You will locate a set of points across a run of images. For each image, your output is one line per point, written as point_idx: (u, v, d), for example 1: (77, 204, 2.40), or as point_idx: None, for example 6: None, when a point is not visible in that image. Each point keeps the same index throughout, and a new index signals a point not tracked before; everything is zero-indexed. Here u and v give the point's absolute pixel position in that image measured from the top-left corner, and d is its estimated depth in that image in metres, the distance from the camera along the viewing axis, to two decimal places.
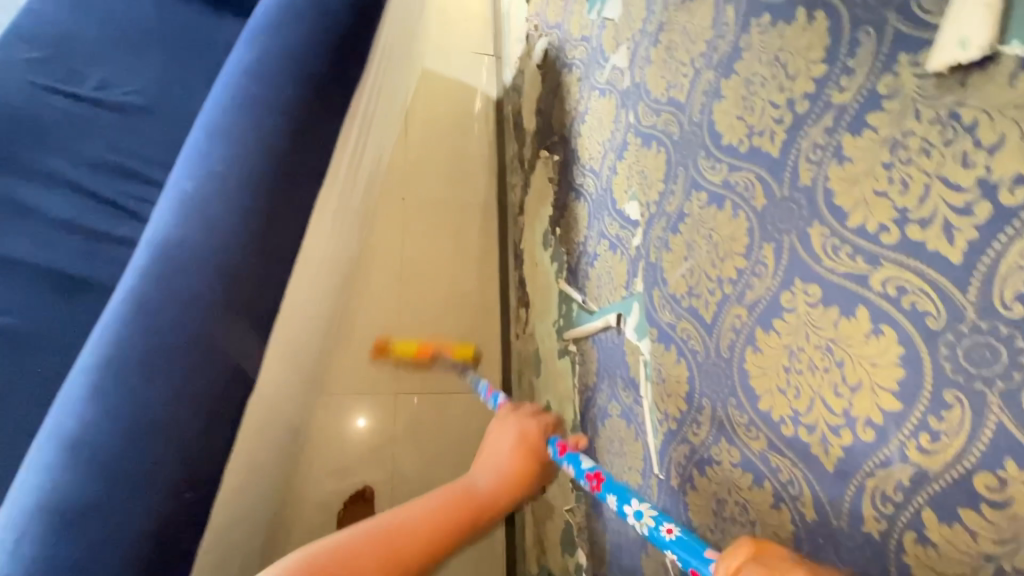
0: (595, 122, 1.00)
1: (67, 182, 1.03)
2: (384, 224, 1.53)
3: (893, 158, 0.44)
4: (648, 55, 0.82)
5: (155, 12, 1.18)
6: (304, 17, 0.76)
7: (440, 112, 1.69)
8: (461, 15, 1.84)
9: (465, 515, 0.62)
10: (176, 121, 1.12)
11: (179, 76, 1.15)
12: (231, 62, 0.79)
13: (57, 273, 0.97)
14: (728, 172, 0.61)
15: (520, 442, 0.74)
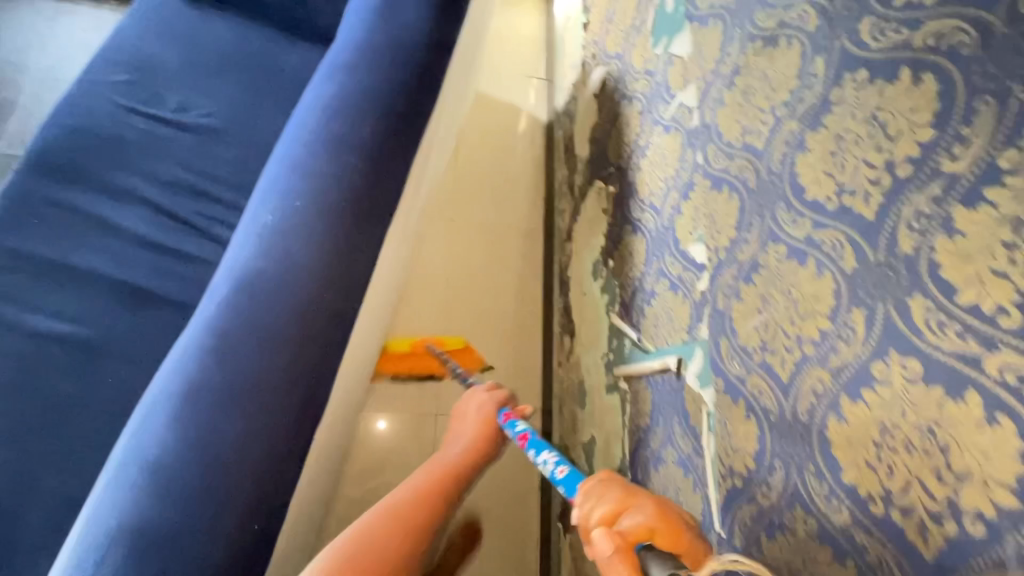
0: (658, 157, 0.99)
1: (142, 201, 1.09)
2: (432, 246, 1.57)
3: (1017, 236, 0.41)
4: (721, 97, 0.81)
5: (232, 36, 1.22)
6: (381, 55, 0.79)
7: (492, 133, 1.73)
8: (514, 38, 1.86)
9: (443, 485, 0.80)
10: (241, 141, 1.16)
11: (248, 96, 1.19)
12: (308, 97, 0.82)
13: (127, 288, 1.03)
14: (813, 227, 0.59)
15: (480, 418, 0.92)
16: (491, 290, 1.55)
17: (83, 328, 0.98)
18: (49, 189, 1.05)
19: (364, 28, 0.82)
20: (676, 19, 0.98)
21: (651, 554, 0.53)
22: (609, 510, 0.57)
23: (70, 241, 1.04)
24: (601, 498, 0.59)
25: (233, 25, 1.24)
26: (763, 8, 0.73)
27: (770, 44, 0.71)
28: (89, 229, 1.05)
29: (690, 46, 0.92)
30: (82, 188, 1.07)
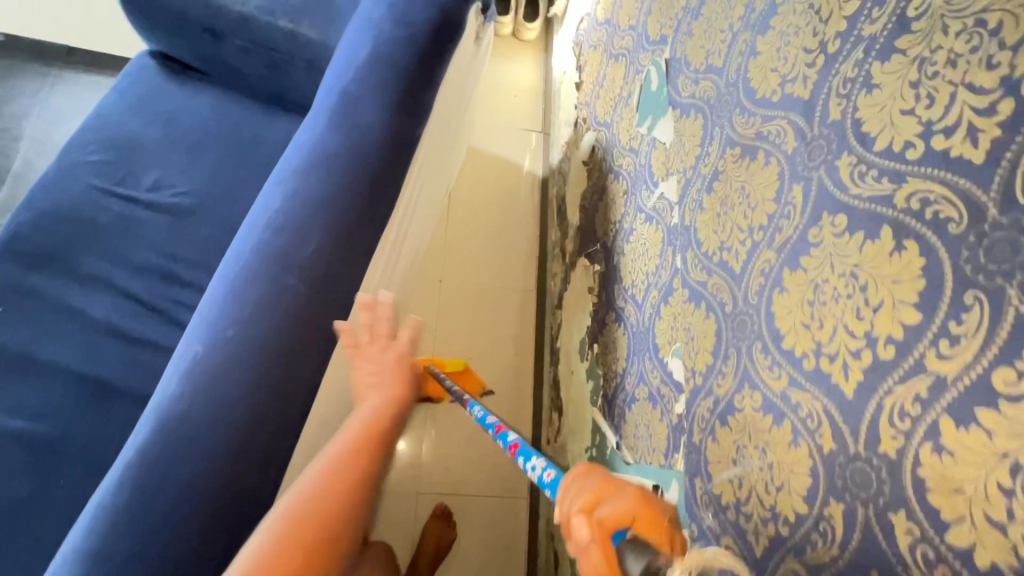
0: (640, 246, 0.93)
1: (111, 286, 1.10)
2: (418, 306, 1.51)
3: (1015, 481, 0.33)
4: (700, 200, 0.74)
5: (212, 113, 1.25)
6: (334, 161, 0.77)
7: (485, 187, 1.69)
8: (511, 91, 1.84)
9: (377, 428, 0.68)
10: (213, 220, 1.17)
11: (226, 174, 1.20)
12: (258, 203, 0.80)
13: (91, 380, 1.03)
14: (789, 385, 0.52)
15: (387, 376, 0.75)
16: (480, 354, 1.50)
17: (39, 426, 0.98)
18: (20, 276, 1.07)
19: (322, 132, 0.80)
20: (659, 101, 0.92)
21: (630, 544, 0.46)
22: (589, 494, 0.48)
23: (37, 328, 1.05)
24: (580, 492, 0.49)
25: (214, 102, 1.26)
26: (740, 111, 0.67)
27: (747, 155, 0.64)
28: (58, 316, 1.06)
29: (670, 133, 0.86)
30: (51, 272, 1.08)
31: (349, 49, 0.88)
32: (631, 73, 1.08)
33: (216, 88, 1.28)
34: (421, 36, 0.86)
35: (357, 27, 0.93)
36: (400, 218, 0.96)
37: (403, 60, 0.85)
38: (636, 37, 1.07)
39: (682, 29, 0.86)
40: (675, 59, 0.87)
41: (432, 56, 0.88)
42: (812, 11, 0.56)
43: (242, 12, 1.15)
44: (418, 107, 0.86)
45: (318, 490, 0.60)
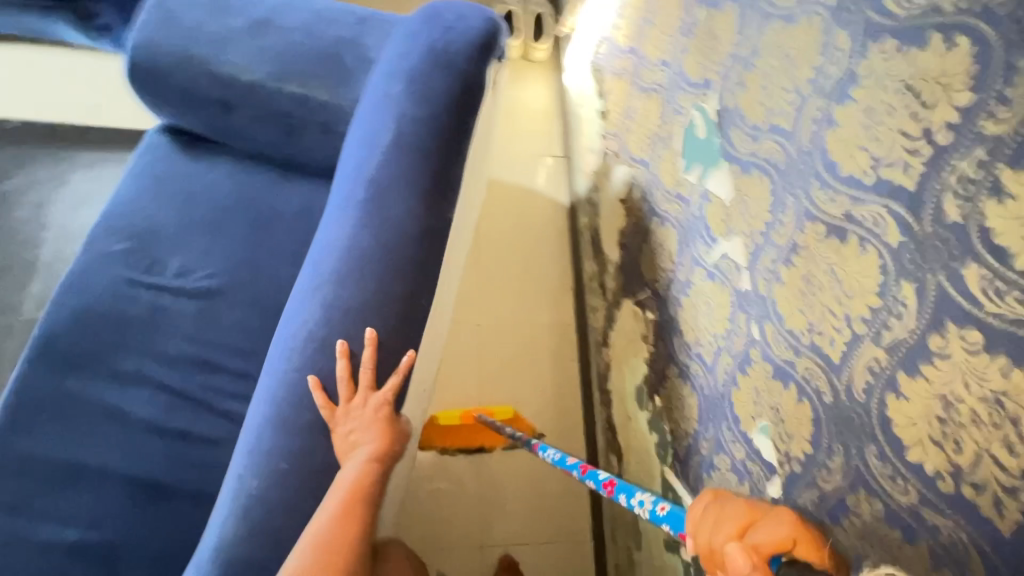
0: (703, 304, 0.90)
1: (152, 381, 1.08)
2: (449, 351, 1.49)
3: None
4: (778, 272, 0.70)
5: (230, 187, 1.21)
6: (363, 268, 0.77)
7: (512, 221, 1.65)
8: (525, 115, 1.78)
9: (362, 490, 0.71)
10: (244, 301, 1.14)
11: (253, 250, 1.17)
12: (294, 308, 0.83)
13: (140, 483, 1.03)
14: (921, 504, 0.50)
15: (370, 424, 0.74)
16: (524, 394, 1.47)
17: (97, 534, 0.99)
18: (56, 384, 1.05)
19: (349, 234, 0.79)
20: (712, 151, 0.87)
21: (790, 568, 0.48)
22: (735, 524, 0.52)
23: (79, 436, 1.03)
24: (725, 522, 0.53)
25: (232, 173, 1.23)
26: (820, 184, 0.62)
27: (833, 236, 0.60)
28: (98, 419, 1.05)
29: (727, 188, 0.83)
30: (87, 373, 1.07)
31: (369, 133, 0.84)
32: (671, 112, 1.03)
33: (232, 157, 1.24)
34: (444, 112, 0.83)
35: (372, 103, 0.87)
36: (439, 294, 0.94)
37: (430, 143, 0.81)
38: (671, 74, 1.03)
39: (732, 76, 0.81)
40: (726, 110, 0.82)
41: (458, 129, 0.84)
42: (914, 91, 0.51)
43: (252, 82, 1.09)
44: (447, 186, 0.82)
45: (312, 543, 0.68)
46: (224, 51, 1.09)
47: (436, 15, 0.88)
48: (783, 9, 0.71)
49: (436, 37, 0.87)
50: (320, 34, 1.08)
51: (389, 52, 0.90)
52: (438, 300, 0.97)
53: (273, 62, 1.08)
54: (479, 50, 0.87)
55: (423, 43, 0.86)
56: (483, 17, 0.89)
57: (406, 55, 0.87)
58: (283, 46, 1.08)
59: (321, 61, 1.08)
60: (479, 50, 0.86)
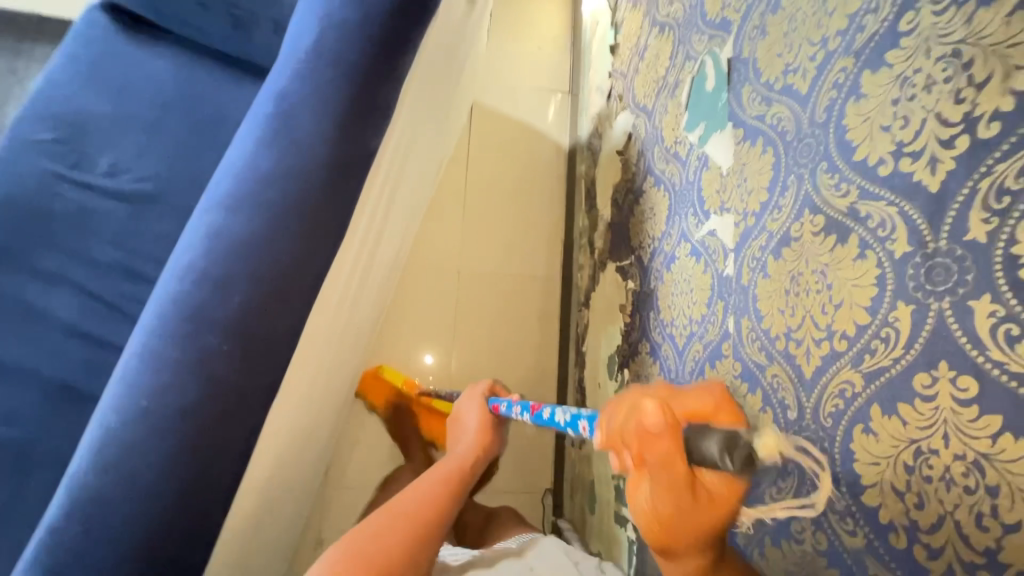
0: (683, 281, 0.82)
1: (71, 284, 0.96)
2: (412, 289, 1.42)
3: None
4: (765, 262, 0.61)
5: (175, 78, 1.06)
6: (264, 193, 0.62)
7: (499, 156, 1.52)
8: (531, 36, 1.58)
9: (459, 478, 0.74)
10: (181, 207, 1.01)
11: (196, 152, 1.04)
12: (189, 230, 0.66)
13: (50, 385, 0.91)
14: (869, 550, 0.44)
15: (478, 407, 0.86)
16: (498, 345, 1.43)
17: (8, 429, 0.88)
18: None
19: (253, 149, 0.64)
20: (718, 109, 0.75)
21: (699, 433, 0.40)
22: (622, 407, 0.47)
23: None
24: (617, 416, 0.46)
25: (172, 62, 1.07)
26: (827, 166, 0.53)
27: (830, 234, 0.51)
28: (10, 319, 0.93)
29: (725, 156, 0.72)
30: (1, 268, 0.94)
31: (295, 31, 0.70)
32: (681, 55, 0.89)
33: (172, 40, 1.08)
34: (376, 8, 0.66)
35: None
36: (371, 234, 0.81)
37: (350, 49, 0.65)
38: (688, 8, 0.88)
39: (753, 18, 0.68)
40: (740, 61, 0.70)
41: (396, 30, 0.67)
42: (964, 59, 0.40)
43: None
44: (374, 101, 0.67)
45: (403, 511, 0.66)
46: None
47: None
48: None
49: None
50: None
51: None
52: (373, 237, 0.84)
53: None
54: None
55: None
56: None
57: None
58: None
59: None
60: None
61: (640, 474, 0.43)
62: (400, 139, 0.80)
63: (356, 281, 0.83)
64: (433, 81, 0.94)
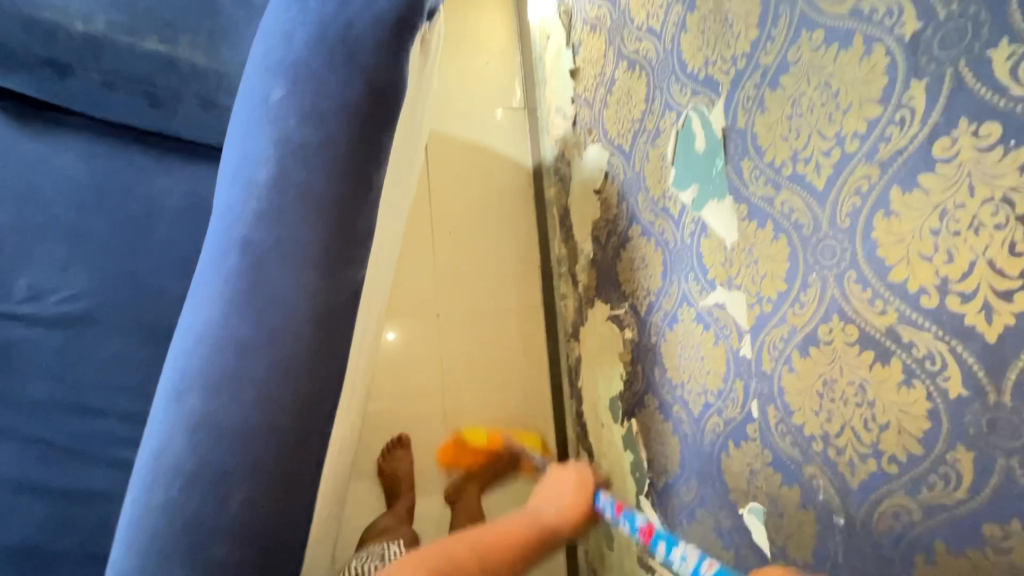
0: (690, 346, 0.80)
1: (13, 432, 0.84)
2: (391, 342, 1.34)
3: None
4: (789, 355, 0.60)
5: (89, 171, 0.92)
6: (244, 365, 0.54)
7: (461, 185, 1.43)
8: (477, 52, 1.48)
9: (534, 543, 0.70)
10: (126, 322, 0.88)
11: (132, 253, 0.90)
12: (157, 405, 0.58)
13: (11, 553, 0.80)
14: None
15: (578, 489, 0.84)
16: (489, 386, 1.38)
17: None
18: None
19: (216, 307, 0.56)
20: (712, 175, 0.71)
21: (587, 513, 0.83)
22: (568, 479, 0.86)
23: None
24: (572, 478, 0.86)
25: (87, 149, 0.92)
26: (855, 274, 0.51)
27: (867, 349, 0.50)
28: None
29: (728, 228, 0.69)
30: None
31: (241, 154, 0.61)
32: (657, 102, 0.84)
33: (77, 123, 0.92)
34: (340, 125, 0.58)
35: (245, 109, 0.63)
36: (363, 346, 0.74)
37: (315, 178, 0.57)
38: (661, 49, 0.83)
39: (745, 85, 0.64)
40: (736, 130, 0.66)
41: (363, 141, 0.60)
42: (1016, 215, 0.39)
43: (93, 35, 0.82)
44: (352, 228, 0.58)
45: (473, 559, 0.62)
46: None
47: None
48: (812, 13, 0.54)
49: (338, 1, 0.62)
50: None
51: (272, 25, 0.64)
52: (364, 349, 0.75)
53: (121, 4, 0.82)
54: (389, 34, 0.62)
55: (327, 14, 0.61)
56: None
57: (287, 35, 0.61)
58: None
59: (185, 7, 0.84)
60: (391, 35, 0.62)
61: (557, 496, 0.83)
62: (381, 242, 0.72)
63: (353, 397, 0.75)
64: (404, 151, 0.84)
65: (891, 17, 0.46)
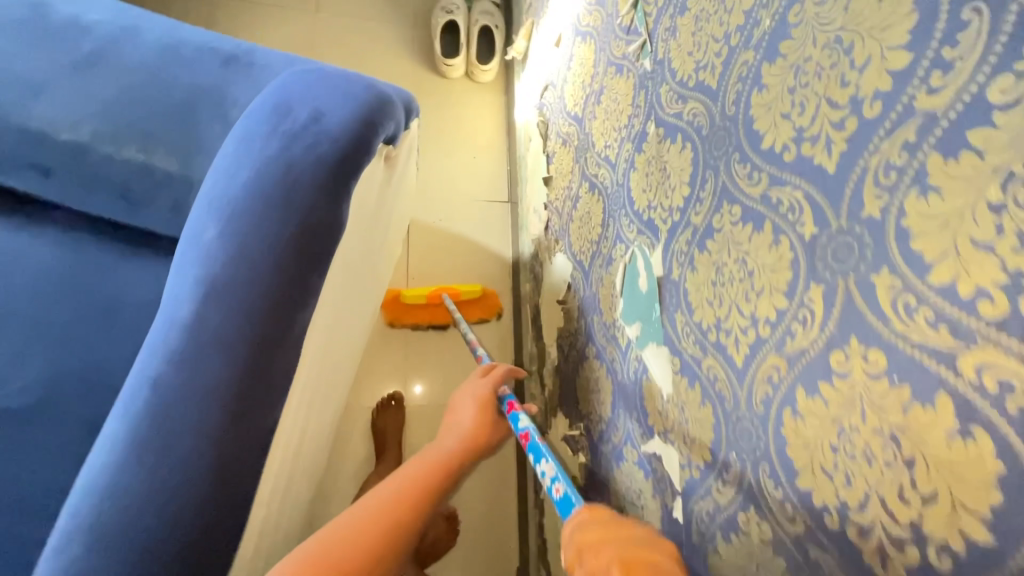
0: (631, 488, 0.76)
1: None
2: (352, 431, 1.28)
3: None
4: (714, 534, 0.56)
5: (60, 261, 0.94)
6: (135, 518, 0.52)
7: (438, 273, 1.44)
8: (464, 147, 1.54)
9: (440, 472, 0.69)
10: (64, 418, 0.87)
11: (87, 346, 0.91)
12: (46, 549, 0.56)
13: None
14: None
15: (476, 402, 0.84)
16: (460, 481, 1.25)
17: None
18: None
19: (113, 452, 0.55)
20: (652, 320, 0.70)
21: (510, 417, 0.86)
22: (472, 398, 0.85)
23: None
24: (472, 396, 0.86)
25: (61, 241, 0.95)
26: (769, 471, 0.48)
27: (781, 558, 0.46)
28: None
29: (666, 379, 0.67)
30: None
31: (170, 289, 0.62)
32: (611, 229, 0.85)
33: (60, 216, 0.97)
34: (267, 267, 0.60)
35: (183, 242, 0.65)
36: (283, 471, 0.72)
37: (231, 323, 0.58)
38: (616, 180, 0.84)
39: (679, 238, 0.65)
40: (671, 281, 0.66)
41: (292, 282, 0.60)
42: (902, 452, 0.36)
43: (76, 141, 0.87)
44: (269, 372, 0.58)
45: (373, 519, 0.60)
46: (31, 101, 0.86)
47: (287, 109, 0.68)
48: (732, 186, 0.55)
49: (281, 145, 0.65)
50: (167, 94, 0.89)
51: (221, 164, 0.67)
52: (285, 476, 0.72)
53: (104, 115, 0.88)
54: (331, 178, 0.65)
55: (269, 158, 0.64)
56: (347, 117, 0.69)
57: (231, 176, 0.64)
58: (118, 98, 0.88)
59: (167, 120, 0.89)
60: (331, 178, 0.65)
61: (456, 416, 0.82)
62: (312, 369, 0.71)
63: (269, 527, 0.71)
64: (355, 267, 0.85)
65: (793, 214, 0.46)
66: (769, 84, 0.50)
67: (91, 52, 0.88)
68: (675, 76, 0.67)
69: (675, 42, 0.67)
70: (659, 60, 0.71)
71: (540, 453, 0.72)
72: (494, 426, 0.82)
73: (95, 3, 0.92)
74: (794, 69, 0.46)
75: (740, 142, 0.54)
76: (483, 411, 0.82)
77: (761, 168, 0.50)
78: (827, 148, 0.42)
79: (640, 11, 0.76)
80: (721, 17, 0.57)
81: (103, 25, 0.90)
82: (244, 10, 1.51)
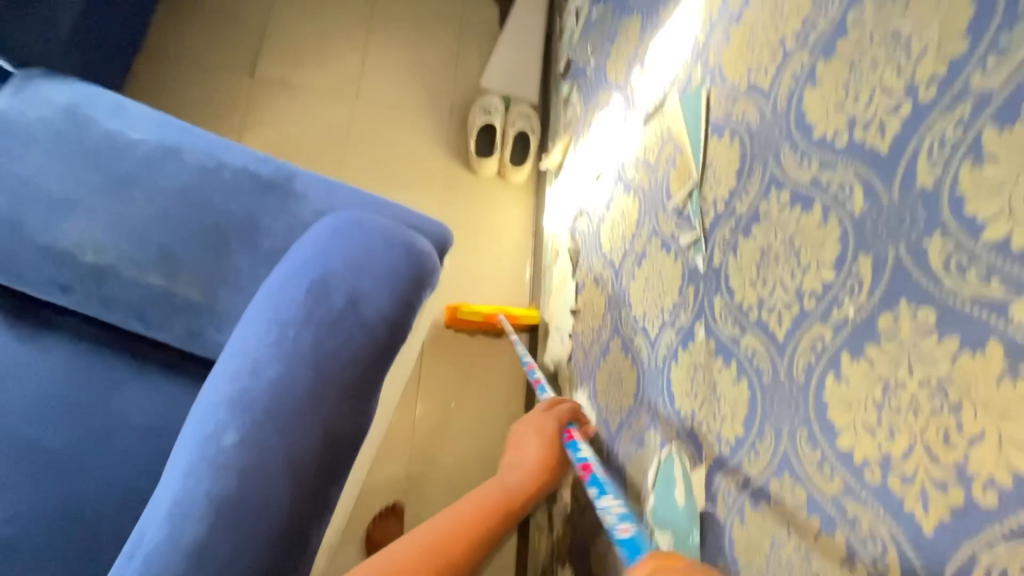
0: None
1: None
2: (346, 551, 1.20)
3: None
4: None
5: (64, 377, 0.90)
6: None
7: (451, 381, 1.37)
8: (489, 246, 1.52)
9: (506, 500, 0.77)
10: (38, 560, 0.80)
11: (77, 476, 0.85)
12: None
13: None
14: None
15: (542, 438, 0.85)
16: None
17: None
18: None
19: None
20: (687, 544, 0.66)
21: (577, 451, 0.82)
22: (535, 434, 0.85)
23: None
24: (534, 429, 0.86)
25: (69, 355, 0.91)
26: None
27: None
28: None
29: None
30: None
31: (175, 488, 0.58)
32: (645, 408, 0.81)
33: (71, 324, 0.93)
34: (283, 481, 0.56)
35: (196, 429, 0.61)
36: None
37: (240, 558, 0.53)
38: (653, 360, 0.80)
39: (726, 476, 0.60)
40: (715, 518, 0.61)
41: (309, 499, 0.57)
42: None
43: (100, 264, 0.85)
44: None
45: (415, 544, 0.66)
46: (62, 221, 0.84)
47: (323, 292, 0.65)
48: (797, 463, 0.51)
49: (315, 336, 0.62)
50: (198, 220, 0.86)
51: (246, 346, 0.64)
52: None
53: (130, 239, 0.85)
54: (360, 373, 0.62)
55: (301, 352, 0.61)
56: (387, 301, 0.66)
57: (259, 365, 0.61)
58: (149, 220, 0.85)
59: (195, 246, 0.86)
60: (363, 376, 0.62)
61: (519, 451, 0.84)
62: None
63: None
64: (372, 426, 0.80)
65: (876, 548, 0.42)
66: (850, 379, 0.46)
67: (129, 173, 0.86)
68: (732, 295, 0.64)
69: (735, 259, 0.64)
70: (713, 266, 0.68)
71: (603, 487, 0.69)
72: (554, 468, 0.82)
73: (141, 120, 0.91)
74: (884, 383, 0.43)
75: (809, 420, 0.50)
76: (545, 449, 0.84)
77: (834, 467, 0.47)
78: (923, 502, 0.39)
79: (695, 201, 0.74)
80: (793, 268, 0.54)
81: (144, 144, 0.89)
82: (286, 93, 1.50)
